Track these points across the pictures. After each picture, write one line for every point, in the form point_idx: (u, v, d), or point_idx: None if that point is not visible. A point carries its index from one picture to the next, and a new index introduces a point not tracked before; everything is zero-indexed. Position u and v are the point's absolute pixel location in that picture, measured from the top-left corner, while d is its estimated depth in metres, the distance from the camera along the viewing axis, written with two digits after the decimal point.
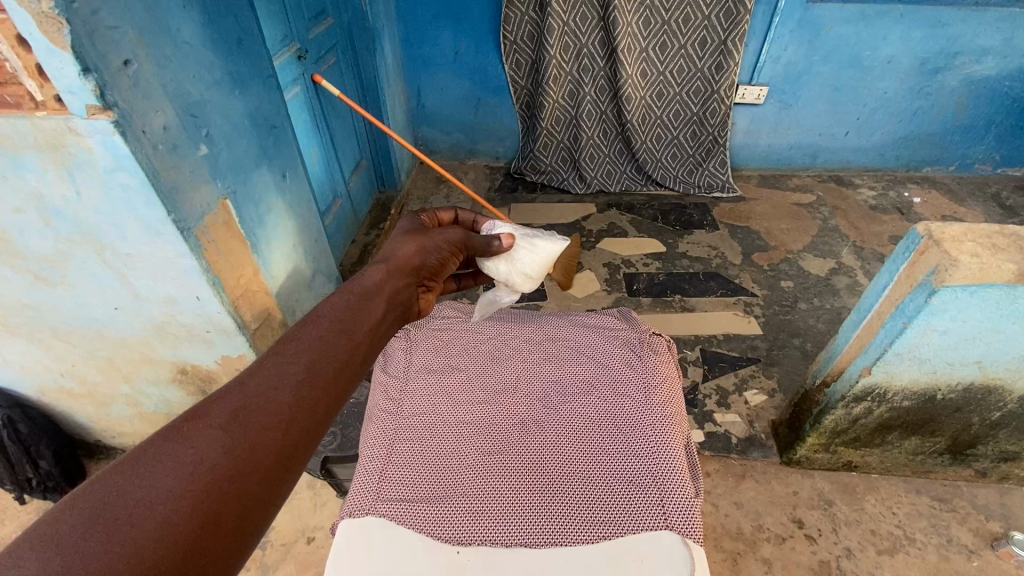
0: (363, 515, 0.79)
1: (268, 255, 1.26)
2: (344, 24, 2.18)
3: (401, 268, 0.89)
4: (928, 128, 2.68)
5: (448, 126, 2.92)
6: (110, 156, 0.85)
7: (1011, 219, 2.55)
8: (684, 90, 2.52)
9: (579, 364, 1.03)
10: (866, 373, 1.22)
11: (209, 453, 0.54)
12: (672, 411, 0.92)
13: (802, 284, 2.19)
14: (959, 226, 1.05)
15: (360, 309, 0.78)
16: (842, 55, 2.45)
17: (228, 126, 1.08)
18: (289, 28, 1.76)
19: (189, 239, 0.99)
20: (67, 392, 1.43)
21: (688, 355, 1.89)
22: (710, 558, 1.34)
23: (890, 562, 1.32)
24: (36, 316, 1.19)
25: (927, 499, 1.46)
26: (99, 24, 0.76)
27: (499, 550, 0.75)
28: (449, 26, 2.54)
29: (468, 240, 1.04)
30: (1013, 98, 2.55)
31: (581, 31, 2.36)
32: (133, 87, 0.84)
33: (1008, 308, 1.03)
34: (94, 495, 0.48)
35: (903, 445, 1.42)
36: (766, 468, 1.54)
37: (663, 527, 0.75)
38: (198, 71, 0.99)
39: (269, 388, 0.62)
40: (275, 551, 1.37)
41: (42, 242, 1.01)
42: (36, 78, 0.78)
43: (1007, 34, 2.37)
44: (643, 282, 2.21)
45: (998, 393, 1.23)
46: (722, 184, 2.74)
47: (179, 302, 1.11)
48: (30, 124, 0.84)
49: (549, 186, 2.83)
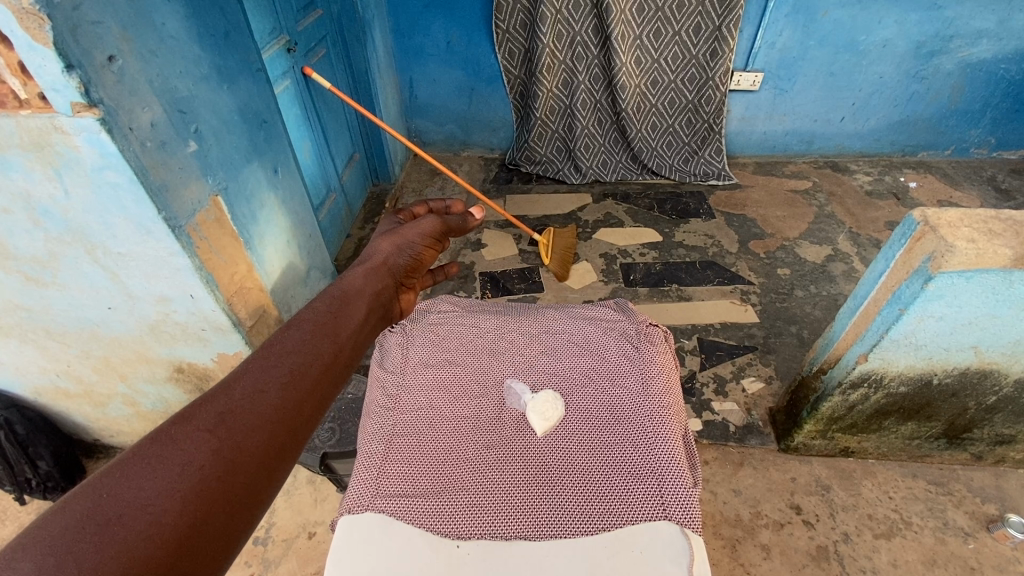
0: (361, 511, 0.79)
1: (262, 252, 1.24)
2: (332, 15, 2.14)
3: (377, 269, 0.90)
4: (925, 112, 2.67)
5: (441, 117, 2.89)
6: (98, 155, 0.84)
7: (1006, 202, 2.55)
8: (678, 77, 2.50)
9: (577, 357, 1.01)
10: (863, 359, 1.23)
11: (198, 454, 0.54)
12: (669, 401, 0.92)
13: (799, 272, 2.19)
14: (955, 211, 1.05)
15: (342, 311, 0.78)
16: (838, 40, 2.43)
17: (216, 121, 1.06)
18: (276, 20, 1.73)
19: (181, 237, 0.98)
20: (63, 392, 1.43)
21: (686, 344, 1.89)
22: (710, 545, 1.35)
23: (888, 546, 1.33)
24: (29, 317, 1.18)
25: (923, 483, 1.47)
26: (82, 19, 0.75)
27: (501, 544, 0.76)
28: (441, 16, 2.50)
29: (441, 226, 1.06)
30: (1010, 81, 2.53)
31: (574, 18, 2.33)
32: (119, 83, 0.82)
33: (1004, 293, 1.04)
34: (85, 498, 0.48)
35: (900, 429, 1.43)
36: (764, 456, 1.55)
37: (662, 517, 0.76)
38: (185, 66, 0.97)
39: (255, 390, 0.62)
40: (277, 547, 1.38)
41: (32, 242, 1.00)
42: (19, 75, 0.76)
43: (1003, 16, 2.35)
44: (640, 272, 2.21)
45: (994, 376, 1.24)
46: (718, 172, 2.72)
47: (172, 301, 1.11)
48: (15, 123, 0.82)
49: (544, 177, 2.81)
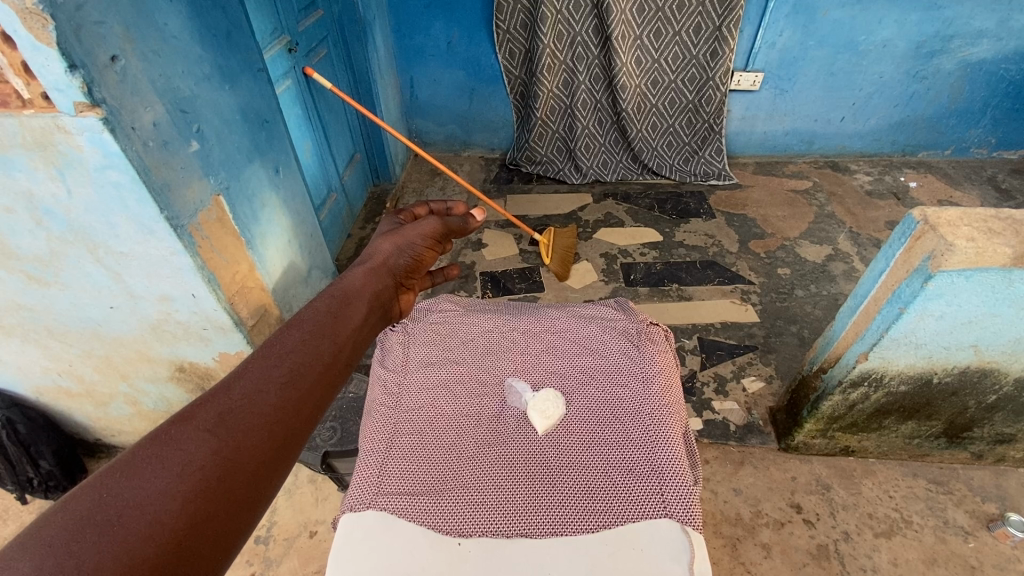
0: (364, 508, 0.79)
1: (263, 252, 1.25)
2: (333, 16, 2.15)
3: (377, 268, 0.90)
4: (925, 112, 2.67)
5: (442, 117, 2.90)
6: (100, 154, 0.85)
7: (1007, 202, 2.55)
8: (678, 77, 2.50)
9: (578, 356, 1.02)
10: (864, 358, 1.23)
11: (197, 455, 0.54)
12: (669, 400, 0.92)
13: (799, 271, 2.19)
14: (955, 210, 1.05)
15: (342, 312, 0.78)
16: (838, 40, 2.44)
17: (218, 121, 1.07)
18: (277, 20, 1.73)
19: (183, 236, 0.98)
20: (65, 392, 1.43)
21: (686, 343, 1.89)
22: (710, 544, 1.35)
23: (888, 545, 1.33)
24: (31, 316, 1.18)
25: (924, 482, 1.47)
26: (85, 19, 0.75)
27: (501, 541, 0.76)
28: (442, 16, 2.51)
29: (442, 227, 1.06)
30: (1010, 81, 2.54)
31: (574, 18, 2.34)
32: (122, 82, 0.83)
33: (1004, 291, 1.04)
34: (85, 497, 0.49)
35: (901, 428, 1.43)
36: (764, 455, 1.55)
37: (662, 514, 0.76)
38: (187, 66, 0.97)
39: (254, 391, 0.63)
40: (278, 546, 1.38)
41: (35, 241, 1.00)
42: (23, 75, 0.77)
43: (1003, 16, 2.35)
44: (641, 272, 2.21)
45: (993, 375, 1.24)
46: (718, 172, 2.72)
47: (174, 300, 1.11)
48: (18, 123, 0.83)
49: (545, 177, 2.81)
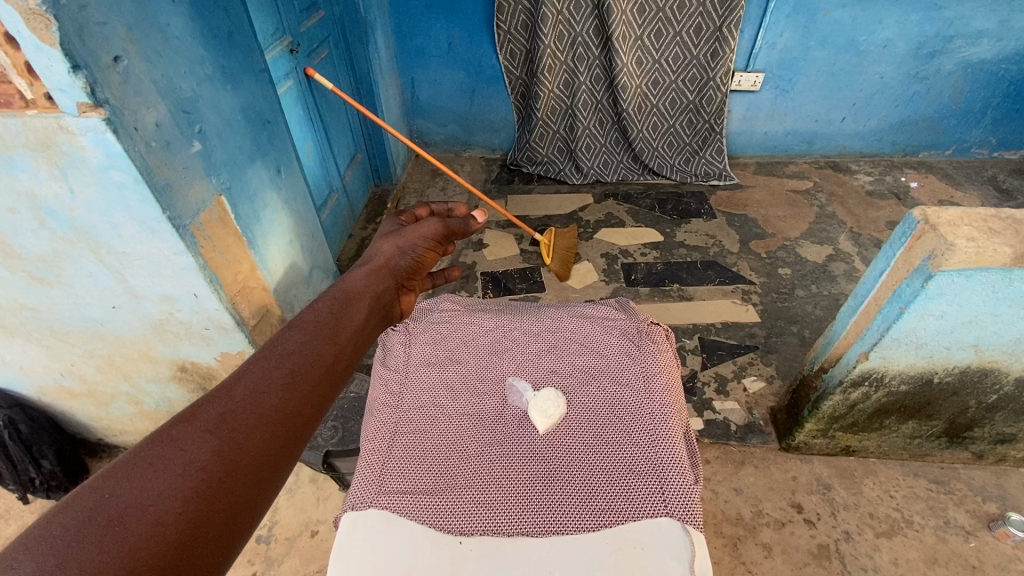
0: (365, 507, 0.80)
1: (265, 252, 1.25)
2: (335, 16, 2.15)
3: (378, 270, 0.91)
4: (925, 112, 2.67)
5: (443, 118, 2.90)
6: (103, 154, 0.85)
7: (1008, 203, 2.55)
8: (679, 77, 2.50)
9: (578, 355, 1.02)
10: (864, 358, 1.23)
11: (199, 455, 0.55)
12: (670, 399, 0.92)
13: (800, 271, 2.19)
14: (955, 210, 1.05)
15: (343, 313, 0.78)
16: (838, 40, 2.44)
17: (220, 121, 1.07)
18: (279, 20, 1.74)
19: (185, 236, 0.99)
20: (67, 392, 1.43)
21: (687, 343, 1.89)
22: (711, 543, 1.35)
23: (889, 545, 1.33)
24: (34, 316, 1.19)
25: (925, 482, 1.47)
26: (88, 20, 0.76)
27: (501, 541, 0.76)
28: (443, 17, 2.51)
29: (443, 228, 1.06)
30: (1011, 82, 2.53)
31: (575, 19, 2.34)
32: (125, 83, 0.83)
33: (1004, 291, 1.04)
34: (86, 498, 0.49)
35: (901, 428, 1.43)
36: (765, 455, 1.56)
37: (663, 514, 0.76)
38: (190, 66, 0.97)
39: (256, 392, 0.63)
40: (280, 545, 1.38)
41: (38, 241, 1.01)
42: (25, 76, 0.77)
43: (1003, 16, 2.35)
44: (642, 272, 2.21)
45: (994, 375, 1.24)
46: (719, 172, 2.72)
47: (176, 300, 1.11)
48: (21, 123, 0.83)
49: (546, 177, 2.82)
